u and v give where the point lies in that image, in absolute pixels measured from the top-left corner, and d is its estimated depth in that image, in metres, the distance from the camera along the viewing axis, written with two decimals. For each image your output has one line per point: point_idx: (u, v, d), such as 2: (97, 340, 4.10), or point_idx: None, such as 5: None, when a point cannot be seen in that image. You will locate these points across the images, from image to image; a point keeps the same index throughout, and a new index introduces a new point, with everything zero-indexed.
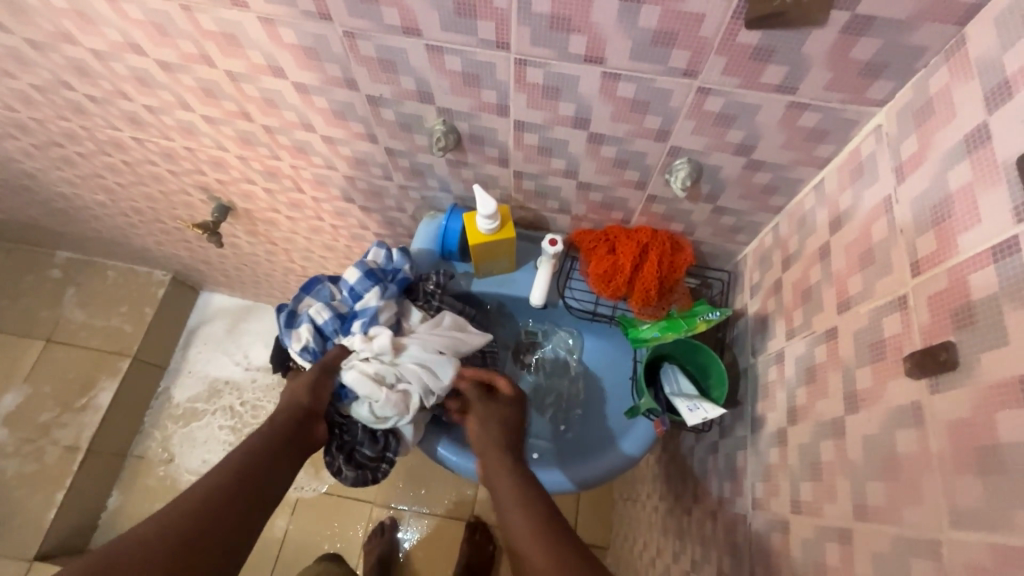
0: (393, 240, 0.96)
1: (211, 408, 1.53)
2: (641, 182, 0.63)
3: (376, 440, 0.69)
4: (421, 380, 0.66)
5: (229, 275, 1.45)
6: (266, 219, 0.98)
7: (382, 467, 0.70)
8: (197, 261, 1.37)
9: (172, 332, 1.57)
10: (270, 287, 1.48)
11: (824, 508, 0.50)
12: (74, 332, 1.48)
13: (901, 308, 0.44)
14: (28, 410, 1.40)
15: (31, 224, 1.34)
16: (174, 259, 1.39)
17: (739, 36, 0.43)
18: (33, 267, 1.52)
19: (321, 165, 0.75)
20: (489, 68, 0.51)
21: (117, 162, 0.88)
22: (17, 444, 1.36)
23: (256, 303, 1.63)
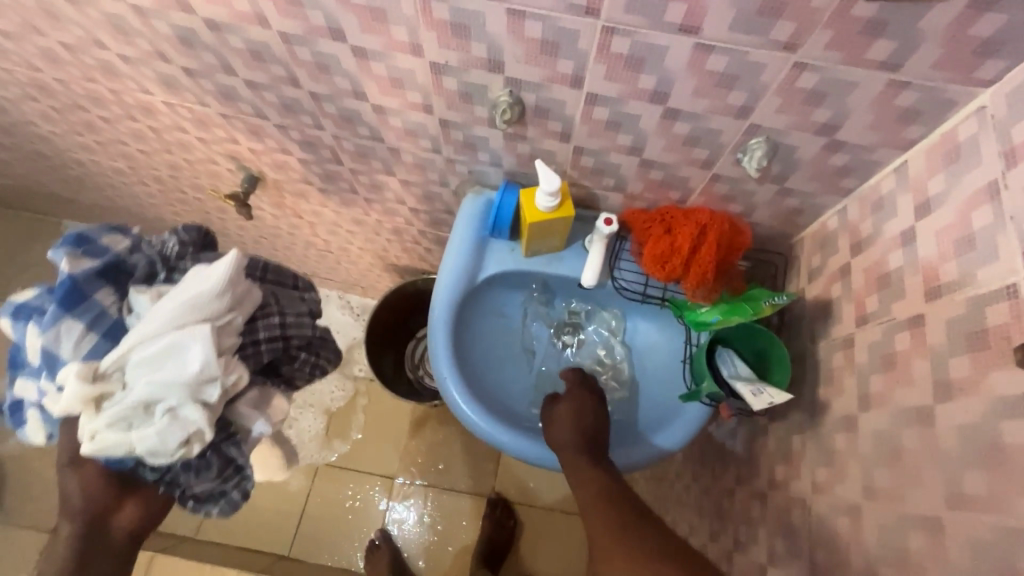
0: (428, 215, 0.93)
1: None
2: (708, 161, 0.61)
3: (206, 465, 0.57)
4: (179, 388, 0.53)
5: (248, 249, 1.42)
6: (295, 191, 0.95)
7: (245, 480, 0.61)
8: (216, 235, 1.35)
9: None
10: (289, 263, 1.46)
11: (903, 495, 0.46)
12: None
13: (1010, 298, 0.40)
14: None
15: (46, 193, 1.31)
16: None
17: (856, 6, 0.40)
18: (44, 236, 1.50)
19: (367, 136, 0.72)
20: (571, 36, 0.48)
21: (143, 127, 0.85)
22: None
23: None
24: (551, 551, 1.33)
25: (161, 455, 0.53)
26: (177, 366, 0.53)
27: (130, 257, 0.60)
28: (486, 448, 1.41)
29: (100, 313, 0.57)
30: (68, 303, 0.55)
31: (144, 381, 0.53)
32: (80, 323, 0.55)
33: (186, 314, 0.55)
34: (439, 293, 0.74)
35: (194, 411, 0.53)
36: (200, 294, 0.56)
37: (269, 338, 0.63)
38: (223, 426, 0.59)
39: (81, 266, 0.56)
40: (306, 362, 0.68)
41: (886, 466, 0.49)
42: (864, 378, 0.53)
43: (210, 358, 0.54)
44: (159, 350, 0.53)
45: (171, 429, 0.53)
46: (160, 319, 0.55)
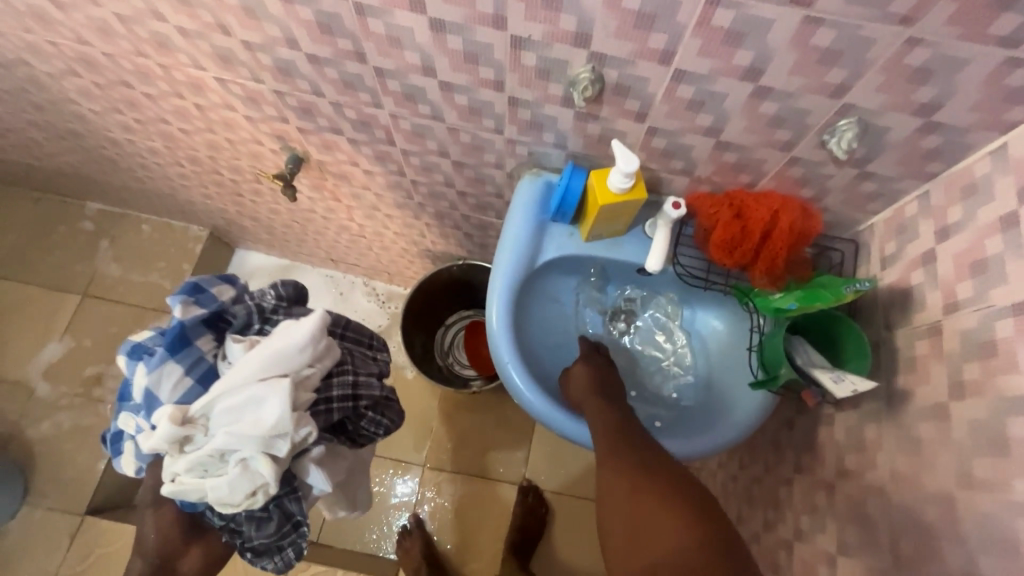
0: (475, 199, 0.91)
1: None
2: (789, 142, 0.59)
3: (268, 518, 0.70)
4: (253, 442, 0.64)
5: (276, 234, 1.41)
6: (339, 172, 0.93)
7: (299, 537, 0.73)
8: (244, 218, 1.33)
9: None
10: (316, 248, 1.45)
11: (1011, 485, 0.45)
12: (111, 286, 1.45)
13: None
14: (71, 364, 1.39)
15: (72, 174, 1.29)
16: (218, 215, 1.36)
17: None
18: (68, 218, 1.49)
19: (427, 114, 0.70)
20: (672, 7, 0.47)
21: (189, 105, 0.83)
22: (62, 398, 1.36)
23: (296, 263, 1.60)
24: (585, 535, 1.33)
25: (230, 500, 0.65)
26: (255, 420, 0.65)
27: (231, 306, 0.76)
28: (514, 436, 1.40)
29: (198, 358, 0.71)
30: (173, 349, 0.69)
31: (225, 431, 0.64)
32: (179, 369, 0.69)
33: (273, 369, 0.68)
34: (498, 275, 0.73)
35: (264, 464, 0.64)
36: (287, 349, 0.68)
37: (340, 398, 0.75)
38: (288, 485, 0.72)
39: (190, 314, 0.71)
40: (370, 420, 0.80)
41: (988, 455, 0.47)
42: (957, 366, 0.52)
43: (285, 415, 0.65)
44: (245, 402, 0.65)
45: (243, 477, 0.64)
46: (247, 373, 0.67)
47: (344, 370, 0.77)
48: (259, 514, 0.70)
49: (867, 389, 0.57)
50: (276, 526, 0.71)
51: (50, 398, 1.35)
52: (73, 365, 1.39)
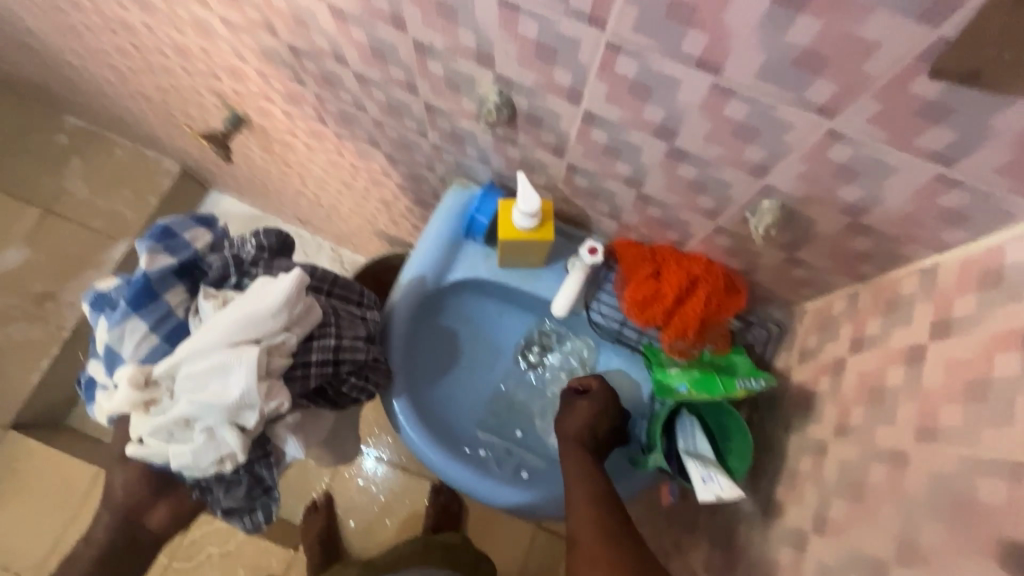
0: (415, 194, 0.86)
1: None
2: (713, 211, 0.53)
3: (237, 481, 0.63)
4: (218, 412, 0.57)
5: (242, 183, 1.37)
6: (281, 140, 0.88)
7: (271, 501, 0.67)
8: (210, 162, 1.30)
9: None
10: (282, 205, 1.41)
11: None
12: (74, 206, 1.43)
13: (1013, 476, 0.33)
14: (21, 276, 1.38)
15: (43, 86, 1.26)
16: (185, 154, 1.32)
17: (914, 82, 0.32)
18: (44, 128, 1.47)
19: (350, 102, 0.65)
20: (571, 45, 0.40)
21: (125, 43, 0.79)
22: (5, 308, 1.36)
23: (265, 215, 1.56)
24: (494, 543, 1.31)
25: (196, 466, 0.59)
26: (217, 388, 0.57)
27: (206, 256, 0.69)
28: None
29: (165, 314, 0.66)
30: (137, 304, 0.64)
31: (191, 398, 0.57)
32: (143, 326, 0.64)
33: (242, 335, 0.58)
34: (397, 292, 0.69)
35: (228, 435, 0.58)
36: (256, 312, 0.58)
37: (317, 366, 0.62)
38: (263, 450, 0.64)
39: (157, 263, 0.65)
40: (355, 385, 0.65)
41: None
42: (826, 498, 0.47)
43: (249, 388, 0.56)
44: (210, 371, 0.57)
45: (208, 446, 0.58)
46: (210, 335, 0.58)
47: (324, 338, 0.63)
48: (231, 477, 0.64)
49: (732, 497, 0.53)
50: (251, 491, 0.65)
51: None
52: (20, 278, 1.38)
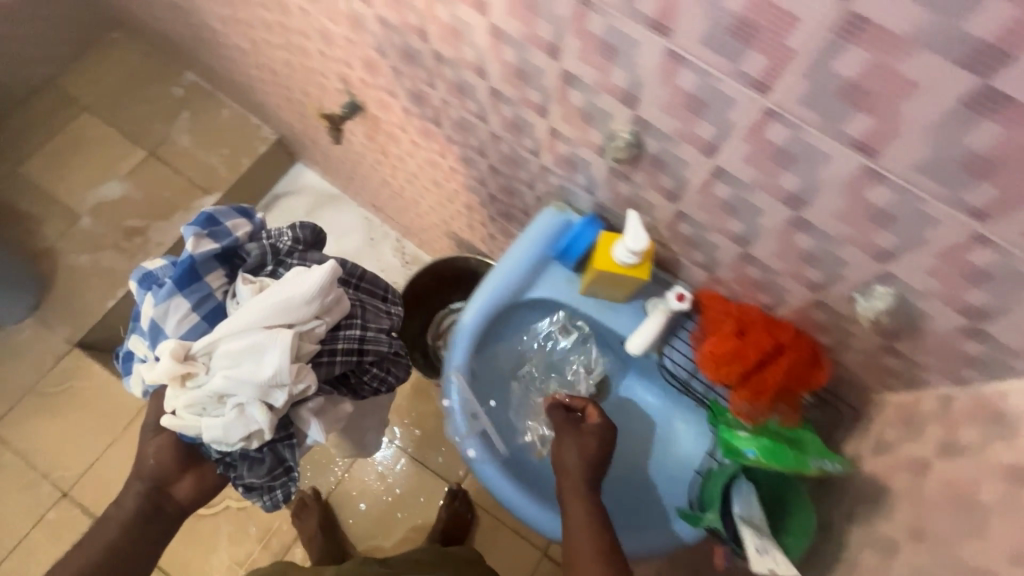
0: (502, 205, 0.89)
1: None
2: (817, 283, 0.53)
3: (261, 459, 0.81)
4: (251, 389, 0.75)
5: (332, 163, 1.44)
6: (390, 132, 0.93)
7: (289, 481, 0.83)
8: (308, 138, 1.37)
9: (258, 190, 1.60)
10: (364, 191, 1.47)
11: None
12: (175, 154, 1.53)
13: None
14: (112, 209, 1.47)
15: (176, 41, 1.37)
16: (288, 127, 1.40)
17: None
18: (165, 79, 1.58)
19: (472, 111, 0.68)
20: (726, 103, 0.41)
21: (272, 20, 0.85)
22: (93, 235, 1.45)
23: (342, 197, 1.63)
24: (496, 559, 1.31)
25: (225, 439, 0.76)
26: (253, 370, 0.74)
27: (245, 239, 0.86)
28: None
29: (207, 294, 0.82)
30: (181, 282, 0.80)
31: (224, 373, 0.75)
32: (187, 303, 0.80)
33: (265, 320, 0.78)
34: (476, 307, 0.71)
35: (257, 412, 0.75)
36: (291, 294, 0.75)
37: (344, 347, 0.85)
38: (289, 434, 0.82)
39: (200, 246, 0.82)
40: (373, 374, 0.90)
41: None
42: None
43: (280, 369, 0.75)
44: (244, 350, 0.75)
45: (237, 421, 0.75)
46: (242, 311, 0.77)
47: (353, 326, 0.87)
48: (260, 455, 0.81)
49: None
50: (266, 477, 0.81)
51: (91, 235, 1.44)
52: (115, 212, 1.47)
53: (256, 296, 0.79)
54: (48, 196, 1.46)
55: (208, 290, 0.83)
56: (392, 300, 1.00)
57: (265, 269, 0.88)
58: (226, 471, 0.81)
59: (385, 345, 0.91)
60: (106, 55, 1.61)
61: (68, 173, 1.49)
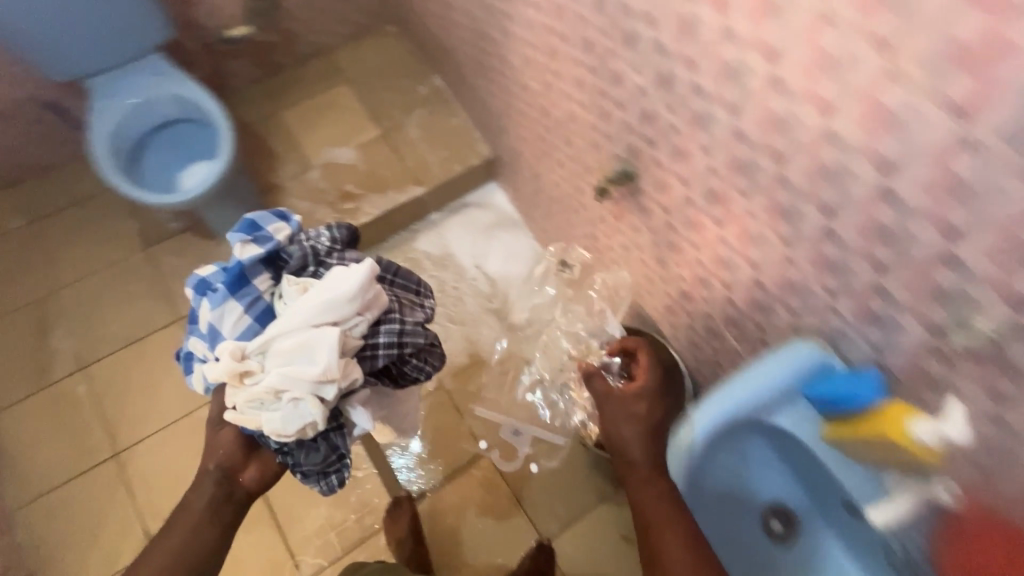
0: (677, 235, 1.00)
1: (432, 271, 1.81)
2: (999, 394, 0.59)
3: (315, 448, 0.99)
4: (304, 385, 0.92)
5: (527, 184, 1.66)
6: (608, 161, 1.09)
7: (339, 465, 1.03)
8: (519, 157, 1.60)
9: (453, 194, 1.87)
10: (543, 218, 1.68)
11: None
12: (404, 142, 1.83)
13: None
14: (341, 172, 1.78)
15: (449, 49, 1.69)
16: (508, 147, 1.66)
17: None
18: (415, 77, 1.91)
19: (702, 143, 0.81)
20: (998, 198, 0.50)
21: (554, 42, 1.05)
22: (318, 183, 1.76)
23: (520, 224, 1.86)
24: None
25: (284, 428, 0.93)
26: (305, 369, 0.92)
27: (286, 248, 1.03)
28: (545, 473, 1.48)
29: (257, 297, 1.01)
30: (233, 288, 0.98)
31: (281, 371, 0.92)
32: (240, 307, 0.99)
33: (315, 322, 0.94)
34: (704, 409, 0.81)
35: (312, 405, 0.93)
36: (336, 299, 0.94)
37: (385, 343, 1.02)
38: (341, 426, 1.02)
39: (245, 255, 0.99)
40: (413, 366, 1.08)
41: None
42: None
43: (329, 365, 0.92)
44: (299, 348, 0.93)
45: (294, 411, 0.93)
46: (295, 317, 0.94)
47: (392, 319, 1.04)
48: (316, 445, 1.00)
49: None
50: (325, 466, 1.00)
51: (316, 184, 1.76)
52: (347, 170, 1.78)
53: (301, 300, 0.95)
54: (295, 144, 1.81)
55: (257, 294, 1.01)
56: (422, 297, 1.16)
57: (308, 267, 1.05)
58: (285, 461, 1.00)
59: (420, 334, 1.08)
60: (373, 47, 1.95)
61: (317, 129, 1.84)
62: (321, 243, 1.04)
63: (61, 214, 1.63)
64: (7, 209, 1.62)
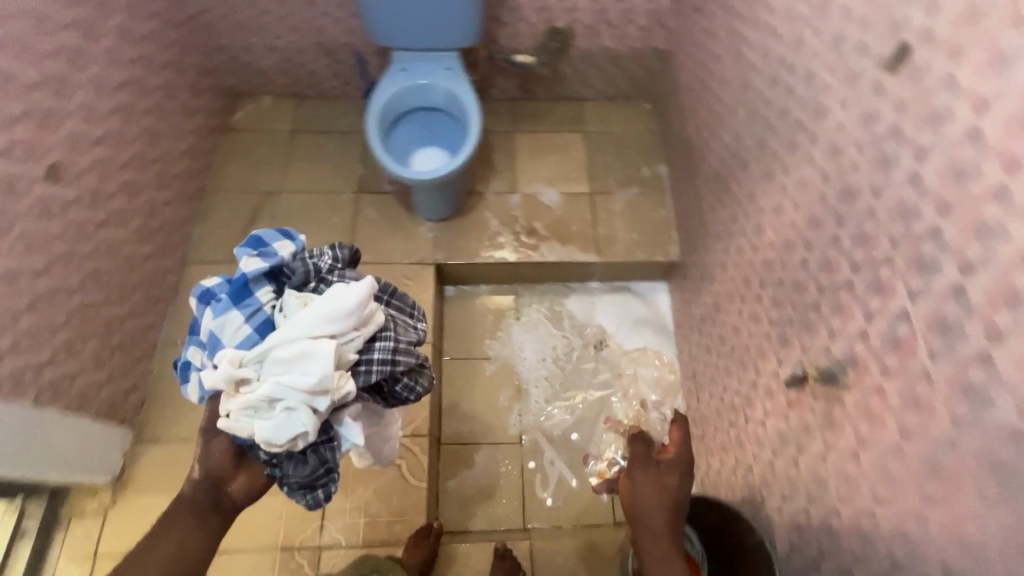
0: (856, 473, 0.88)
1: (567, 332, 1.81)
2: None
3: (304, 461, 1.04)
4: (298, 395, 0.97)
5: (700, 308, 1.59)
6: (815, 351, 0.99)
7: (326, 479, 1.07)
8: (709, 280, 1.54)
9: (621, 276, 1.85)
10: (699, 345, 1.59)
11: None
12: (605, 209, 1.86)
13: None
14: (539, 207, 1.86)
15: (690, 152, 1.69)
16: (701, 264, 1.60)
17: None
18: (645, 159, 1.94)
19: (955, 413, 0.70)
20: None
21: (822, 214, 1.00)
22: (514, 207, 1.85)
23: (670, 336, 1.80)
24: None
25: (277, 437, 0.98)
26: (300, 380, 0.97)
27: (290, 263, 1.11)
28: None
29: (258, 307, 1.08)
30: (238, 299, 1.06)
31: (276, 381, 0.97)
32: (241, 317, 1.05)
33: (315, 335, 1.00)
34: None
35: (305, 417, 0.98)
36: (333, 314, 1.01)
37: (378, 359, 1.08)
38: (330, 439, 1.07)
39: (252, 265, 1.07)
40: (405, 386, 1.15)
41: None
42: None
43: (325, 377, 0.97)
44: (297, 359, 0.98)
45: (285, 421, 0.98)
46: (292, 329, 1.00)
47: (388, 337, 1.11)
48: (306, 459, 1.05)
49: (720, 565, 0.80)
50: (311, 480, 1.04)
51: (512, 208, 1.85)
52: (543, 208, 1.85)
53: (298, 316, 1.02)
54: (514, 164, 1.93)
55: (259, 305, 1.07)
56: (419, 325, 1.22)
57: (308, 283, 1.12)
58: (274, 473, 1.05)
59: (412, 355, 1.14)
60: (621, 115, 2.02)
61: (538, 160, 1.94)
62: (325, 263, 1.13)
63: (314, 134, 1.91)
64: (285, 110, 1.94)
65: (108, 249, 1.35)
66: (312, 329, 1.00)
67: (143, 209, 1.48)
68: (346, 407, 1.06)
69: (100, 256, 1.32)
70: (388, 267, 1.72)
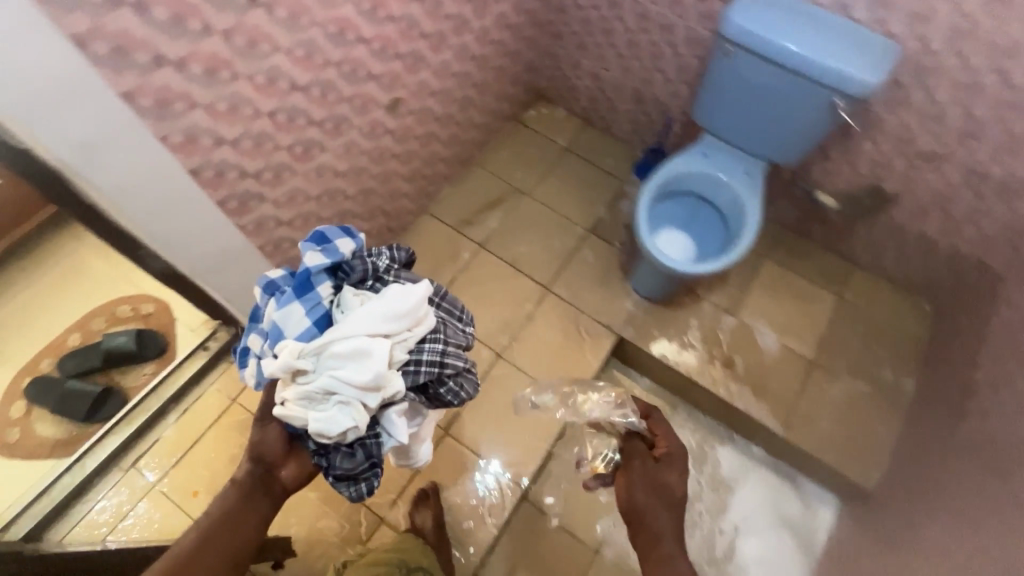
0: None
1: (703, 479, 1.62)
2: None
3: (351, 452, 1.07)
4: (351, 391, 1.00)
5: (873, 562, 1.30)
6: None
7: (371, 473, 1.09)
8: (904, 545, 1.25)
9: (795, 463, 1.61)
10: None
11: None
12: (819, 386, 1.62)
13: None
14: (751, 344, 1.68)
15: (960, 394, 1.39)
16: (902, 518, 1.31)
17: None
18: (893, 361, 1.66)
19: None
20: None
21: None
22: (725, 329, 1.70)
23: (811, 556, 1.54)
24: None
25: (328, 429, 1.01)
26: (355, 376, 1.00)
27: (350, 261, 1.14)
28: None
29: (318, 302, 1.10)
30: (300, 292, 1.09)
31: (331, 375, 1.00)
32: (302, 310, 1.08)
33: (370, 332, 1.03)
34: None
35: (355, 412, 1.01)
36: (388, 313, 1.04)
37: (427, 361, 1.10)
38: (377, 434, 1.09)
39: (315, 260, 1.10)
40: (450, 388, 1.15)
41: None
42: None
43: (378, 374, 1.00)
44: (353, 355, 1.01)
45: (337, 413, 1.00)
46: (349, 326, 1.03)
47: (436, 339, 1.13)
48: (352, 450, 1.07)
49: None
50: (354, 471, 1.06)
51: (724, 329, 1.70)
52: (753, 348, 1.67)
53: (354, 314, 1.05)
54: (749, 287, 1.76)
55: (319, 299, 1.10)
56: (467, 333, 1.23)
57: (368, 282, 1.14)
58: (320, 461, 1.08)
59: (458, 360, 1.16)
60: (892, 302, 1.75)
61: (776, 297, 1.75)
62: (382, 266, 1.15)
63: (579, 160, 1.97)
64: (569, 130, 2.03)
65: (383, 178, 1.50)
66: (366, 326, 1.03)
67: (424, 157, 1.63)
68: (394, 404, 1.08)
69: (377, 181, 1.48)
70: (576, 313, 1.70)
